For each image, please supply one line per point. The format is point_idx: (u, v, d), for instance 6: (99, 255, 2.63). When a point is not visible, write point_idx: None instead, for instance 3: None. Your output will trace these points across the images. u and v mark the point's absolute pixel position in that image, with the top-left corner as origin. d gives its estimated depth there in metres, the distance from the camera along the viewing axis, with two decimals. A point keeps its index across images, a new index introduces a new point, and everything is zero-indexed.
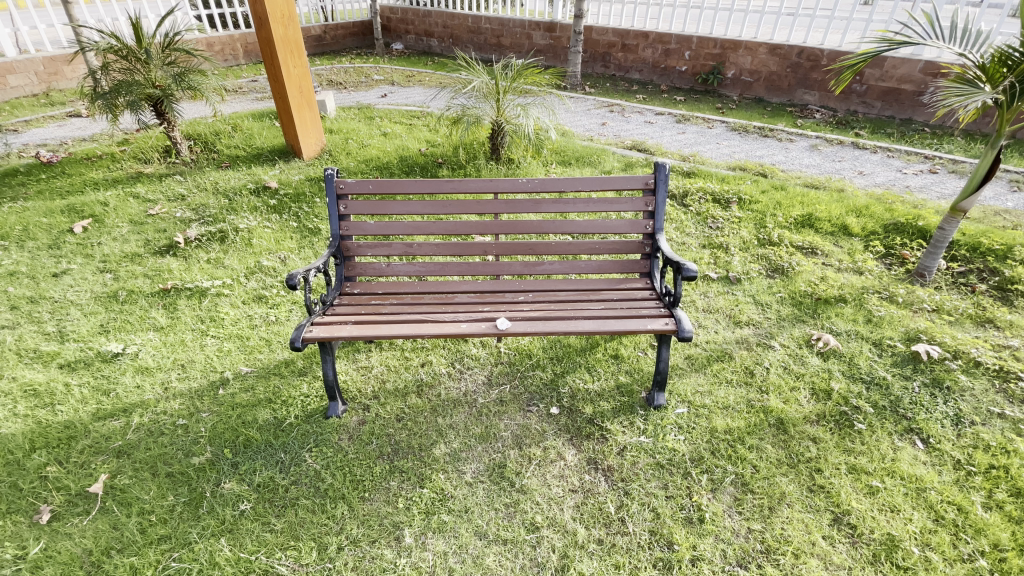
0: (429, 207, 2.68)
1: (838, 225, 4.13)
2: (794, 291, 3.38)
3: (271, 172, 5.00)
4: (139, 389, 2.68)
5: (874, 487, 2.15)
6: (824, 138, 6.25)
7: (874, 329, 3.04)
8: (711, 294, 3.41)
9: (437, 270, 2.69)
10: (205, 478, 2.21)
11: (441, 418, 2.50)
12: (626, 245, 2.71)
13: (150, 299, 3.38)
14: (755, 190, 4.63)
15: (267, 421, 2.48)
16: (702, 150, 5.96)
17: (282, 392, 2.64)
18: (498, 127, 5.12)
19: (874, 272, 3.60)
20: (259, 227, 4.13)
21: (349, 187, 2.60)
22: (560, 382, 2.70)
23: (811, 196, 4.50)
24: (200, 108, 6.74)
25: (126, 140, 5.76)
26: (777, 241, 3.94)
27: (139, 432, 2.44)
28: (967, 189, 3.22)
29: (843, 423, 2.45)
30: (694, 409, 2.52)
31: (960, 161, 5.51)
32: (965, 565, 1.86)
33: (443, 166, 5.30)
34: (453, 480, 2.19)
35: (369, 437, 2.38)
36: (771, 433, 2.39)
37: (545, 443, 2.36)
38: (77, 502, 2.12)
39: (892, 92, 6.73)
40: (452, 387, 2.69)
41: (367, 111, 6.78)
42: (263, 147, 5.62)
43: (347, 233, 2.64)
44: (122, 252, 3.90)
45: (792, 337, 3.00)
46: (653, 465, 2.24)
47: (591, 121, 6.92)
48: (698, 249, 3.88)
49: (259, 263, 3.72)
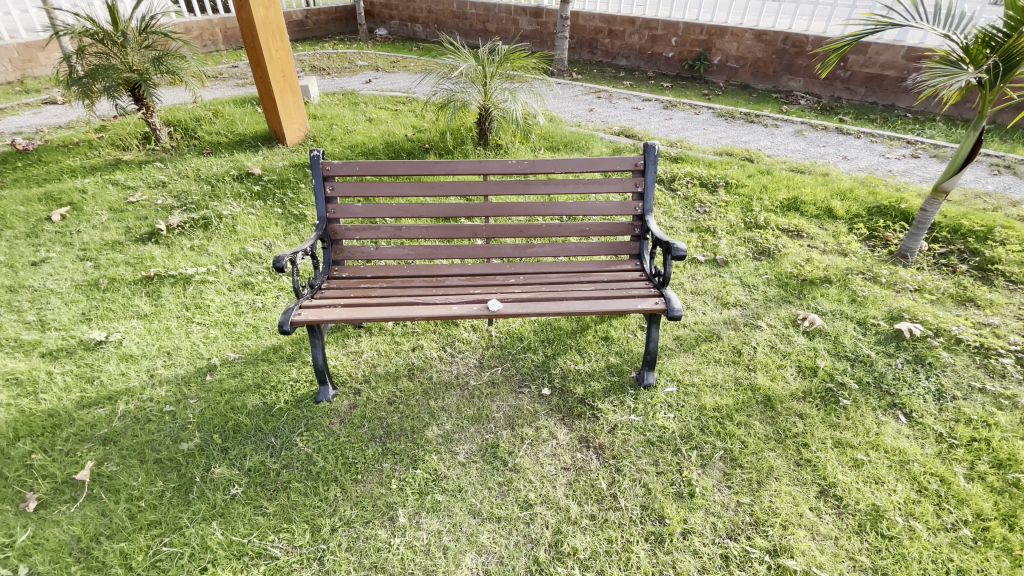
0: (418, 189, 2.65)
1: (823, 208, 4.18)
2: (781, 273, 3.42)
3: (255, 158, 4.91)
4: (124, 376, 2.64)
5: (859, 460, 2.20)
6: (809, 123, 6.30)
7: (858, 308, 3.10)
8: (699, 276, 3.44)
9: (426, 253, 2.66)
10: (195, 463, 2.18)
11: (433, 401, 2.50)
12: (615, 226, 2.71)
13: (133, 287, 3.31)
14: (741, 174, 4.66)
15: (256, 406, 2.45)
16: (689, 135, 5.98)
17: (270, 377, 2.61)
18: (485, 111, 5.08)
19: (858, 254, 3.65)
20: (243, 214, 4.06)
21: (335, 168, 2.56)
22: (551, 363, 2.71)
23: (797, 180, 4.55)
24: (179, 94, 6.57)
25: (103, 126, 5.61)
26: (763, 224, 3.98)
27: (125, 419, 2.40)
28: (948, 170, 3.27)
29: (828, 399, 2.50)
30: (683, 387, 2.55)
31: (942, 146, 5.59)
32: (948, 534, 1.92)
33: (431, 151, 5.25)
34: (446, 461, 2.20)
35: (360, 420, 2.37)
36: (759, 410, 2.43)
37: (537, 423, 2.37)
38: (63, 489, 2.09)
39: (875, 78, 6.79)
40: (443, 370, 2.68)
41: (352, 97, 6.67)
42: (246, 133, 5.51)
43: (334, 216, 2.60)
44: (103, 240, 3.82)
45: (778, 318, 3.04)
46: (644, 442, 2.27)
47: (579, 107, 6.90)
48: (686, 233, 3.91)
49: (244, 250, 3.66)
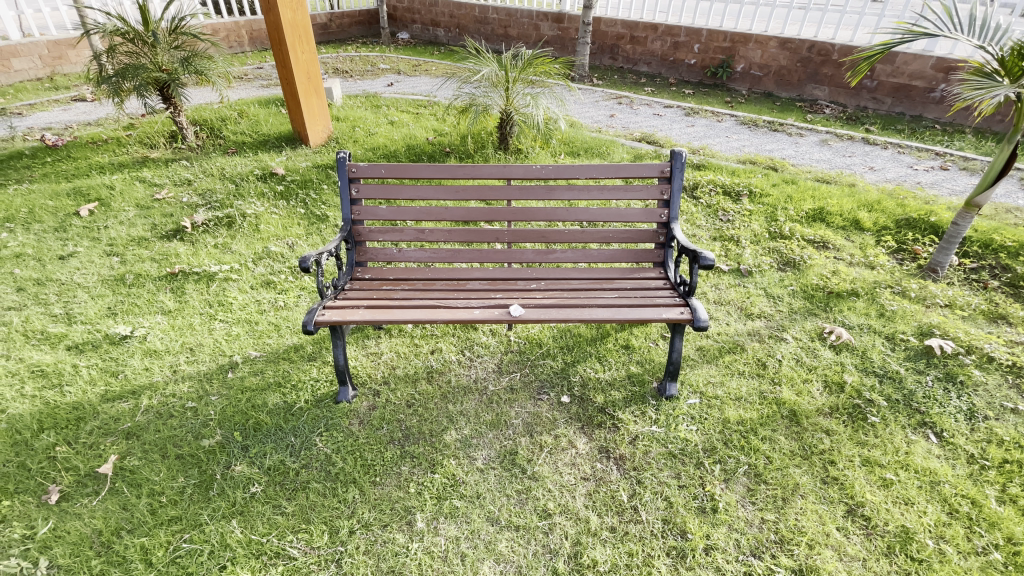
0: (442, 193, 2.65)
1: (849, 219, 4.10)
2: (806, 284, 3.36)
3: (278, 158, 4.97)
4: (147, 371, 2.67)
5: (887, 480, 2.13)
6: (835, 133, 6.21)
7: (886, 323, 3.02)
8: (722, 286, 3.39)
9: (448, 256, 2.66)
10: (215, 460, 2.20)
11: (452, 405, 2.48)
12: (639, 233, 2.68)
13: (158, 283, 3.36)
14: (765, 183, 4.60)
15: (277, 405, 2.46)
16: (712, 143, 5.92)
17: (291, 376, 2.63)
18: (506, 116, 5.08)
19: (885, 267, 3.57)
20: (266, 213, 4.11)
21: (361, 170, 2.57)
22: (572, 370, 2.68)
23: (822, 190, 4.47)
24: (206, 94, 6.69)
25: (132, 124, 5.72)
26: (788, 234, 3.91)
27: (148, 414, 2.43)
28: (981, 184, 3.18)
29: (856, 416, 2.44)
30: (706, 399, 2.51)
31: (971, 158, 5.46)
32: (980, 558, 1.85)
33: (451, 155, 5.27)
34: (464, 466, 2.18)
35: (379, 422, 2.37)
36: (784, 425, 2.37)
37: (557, 431, 2.35)
38: (86, 482, 2.12)
39: (903, 88, 6.66)
40: (462, 373, 2.67)
41: (374, 100, 6.74)
42: (270, 134, 5.59)
43: (358, 218, 2.61)
44: (129, 236, 3.88)
45: (804, 330, 2.98)
46: (665, 454, 2.23)
47: (600, 112, 6.88)
48: (708, 241, 3.86)
49: (266, 249, 3.70)
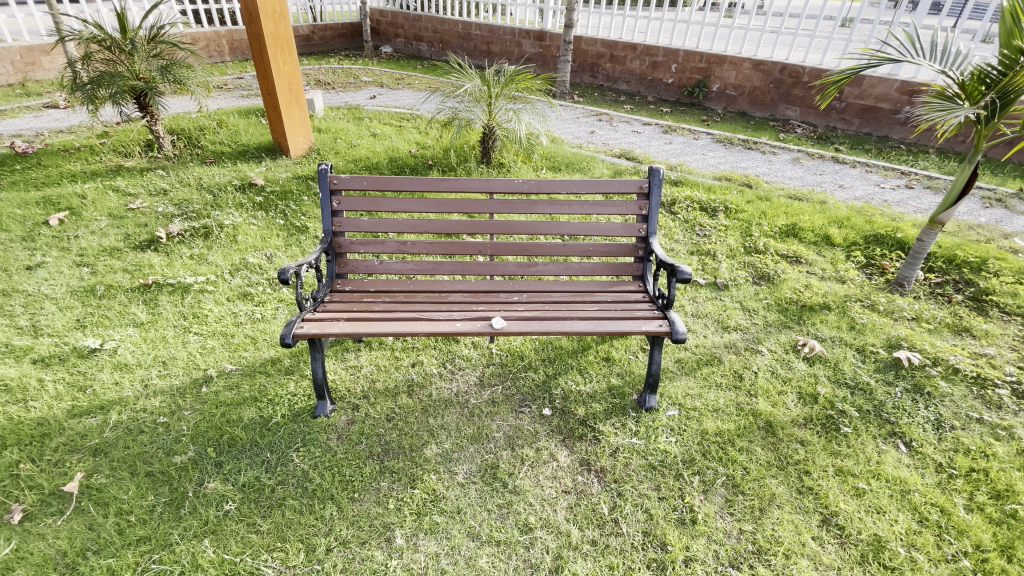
0: (424, 205, 2.65)
1: (820, 235, 4.23)
2: (780, 298, 3.44)
3: (257, 169, 4.95)
4: (117, 386, 2.59)
5: (860, 489, 2.19)
6: (806, 152, 6.42)
7: (857, 335, 3.11)
8: (699, 299, 3.45)
9: (430, 268, 2.65)
10: (187, 477, 2.13)
11: (432, 418, 2.45)
12: (619, 247, 2.72)
13: (130, 294, 3.28)
14: (740, 199, 4.73)
15: (252, 420, 2.41)
16: (689, 160, 6.07)
17: (268, 391, 2.58)
18: (489, 130, 5.14)
19: (855, 281, 3.69)
20: (244, 224, 4.05)
21: (342, 182, 2.56)
22: (553, 383, 2.68)
23: (795, 207, 4.60)
24: (184, 103, 6.60)
25: (106, 132, 5.61)
26: (762, 249, 4.02)
27: (118, 430, 2.35)
28: (945, 203, 3.32)
29: (829, 427, 2.50)
30: (685, 411, 2.54)
31: (935, 178, 5.70)
32: (950, 565, 1.90)
33: (434, 168, 5.30)
34: (444, 481, 2.16)
35: (358, 437, 2.33)
36: (760, 436, 2.42)
37: (538, 444, 2.34)
38: (51, 501, 2.04)
39: (870, 110, 6.95)
40: (443, 387, 2.64)
41: (356, 112, 6.74)
42: (250, 144, 5.55)
43: (339, 230, 2.59)
44: (101, 246, 3.79)
45: (778, 343, 3.05)
46: (645, 466, 2.25)
47: (580, 129, 7.01)
48: (686, 256, 3.94)
49: (244, 260, 3.65)
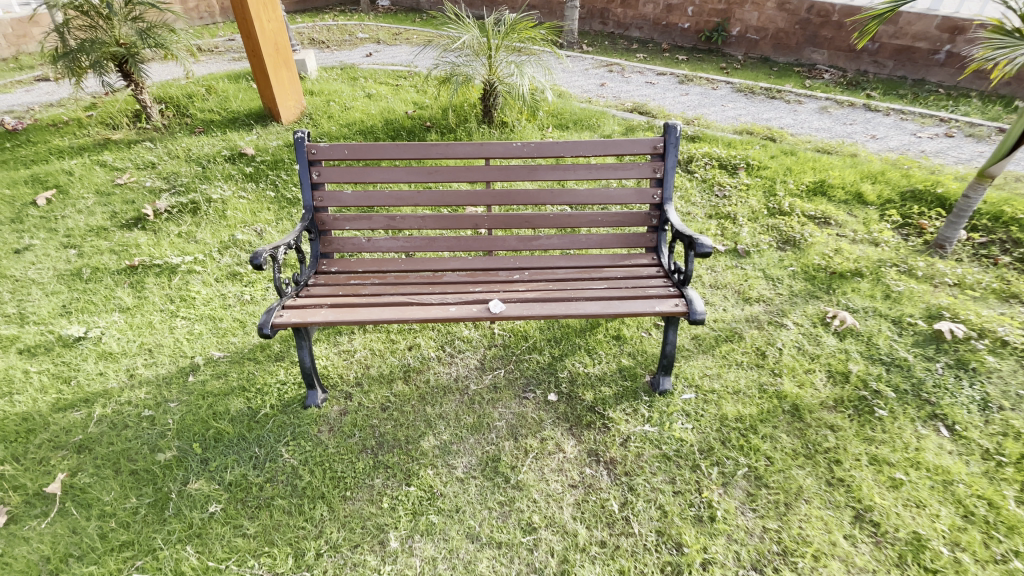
0: (413, 175, 2.40)
1: (852, 192, 3.89)
2: (807, 264, 3.17)
3: (248, 137, 4.72)
4: (101, 376, 2.45)
5: (897, 480, 2.00)
6: (834, 99, 5.93)
7: (892, 305, 2.85)
8: (719, 268, 3.19)
9: (423, 245, 2.42)
10: (171, 476, 2.01)
11: (430, 407, 2.29)
12: (630, 216, 2.45)
13: (117, 277, 3.12)
14: (763, 155, 4.38)
15: (240, 412, 2.27)
16: (707, 112, 5.65)
17: (256, 379, 2.43)
18: (490, 86, 4.79)
19: (890, 244, 3.38)
20: (234, 198, 3.84)
21: (321, 152, 2.32)
22: (559, 365, 2.49)
23: (823, 162, 4.25)
24: (171, 69, 6.29)
25: (93, 103, 5.36)
26: (788, 210, 3.70)
27: (102, 425, 2.23)
28: (995, 154, 2.97)
29: (862, 409, 2.28)
30: (703, 394, 2.34)
31: (977, 124, 5.21)
32: (999, 567, 1.72)
33: (432, 130, 4.99)
34: (442, 476, 2.01)
35: (351, 429, 2.18)
36: (785, 421, 2.22)
37: (542, 434, 2.18)
38: (34, 503, 1.93)
39: (906, 50, 6.37)
40: (441, 372, 2.46)
41: (351, 72, 6.39)
42: (240, 111, 5.27)
43: (321, 205, 2.37)
44: (87, 225, 3.62)
45: (805, 315, 2.80)
46: (659, 456, 2.08)
47: (589, 81, 6.57)
48: (704, 220, 3.65)
49: (233, 237, 3.46)
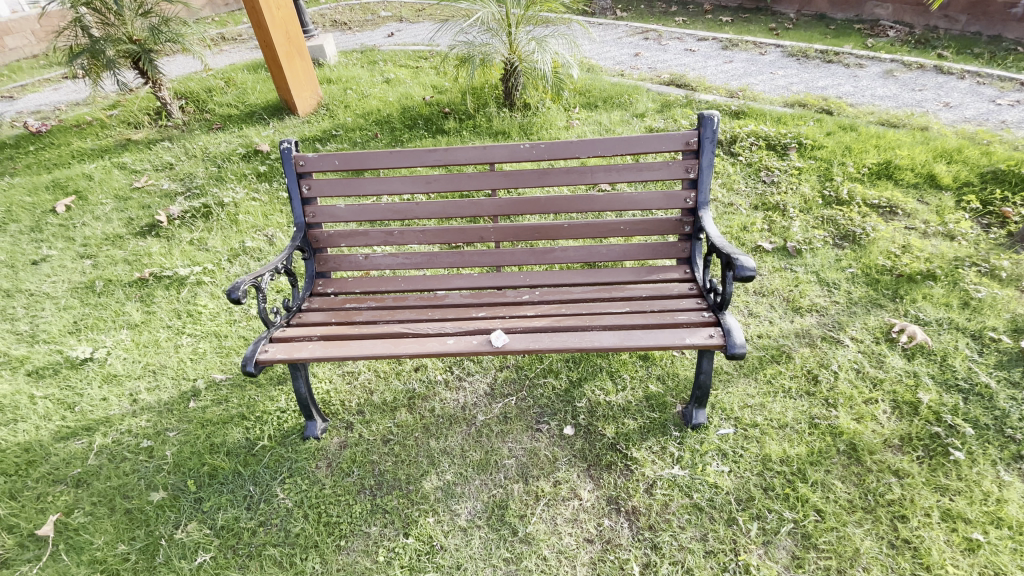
0: (410, 185, 2.16)
1: (923, 174, 3.37)
2: (869, 265, 2.75)
3: (264, 132, 4.59)
4: (105, 403, 2.41)
5: (973, 542, 1.65)
6: (902, 61, 5.24)
7: (972, 316, 2.41)
8: (764, 271, 2.83)
9: (425, 262, 2.20)
10: (163, 519, 1.92)
11: (434, 440, 2.10)
12: (657, 224, 2.14)
13: (128, 290, 3.08)
14: (818, 131, 3.88)
15: (237, 444, 2.16)
16: (753, 81, 5.11)
17: (257, 406, 2.31)
18: (510, 66, 4.45)
19: (968, 237, 2.89)
20: (246, 200, 3.73)
21: (311, 163, 2.12)
22: (577, 393, 2.25)
23: (889, 138, 3.72)
24: (190, 61, 6.24)
25: (116, 102, 5.37)
26: (846, 198, 3.24)
27: (101, 457, 2.18)
28: None
29: (933, 450, 1.92)
30: (743, 429, 2.06)
31: None
32: None
33: (450, 116, 4.71)
34: (443, 526, 1.82)
35: (349, 466, 2.03)
36: (841, 464, 1.91)
37: (556, 476, 1.95)
38: (27, 546, 1.88)
39: (980, 2, 5.56)
40: (448, 399, 2.27)
41: (371, 55, 6.15)
42: (258, 105, 5.15)
43: (314, 221, 2.18)
44: (104, 233, 3.60)
45: (866, 329, 2.43)
46: (689, 507, 1.83)
47: (622, 52, 6.08)
48: (748, 212, 3.25)
49: (243, 244, 3.35)
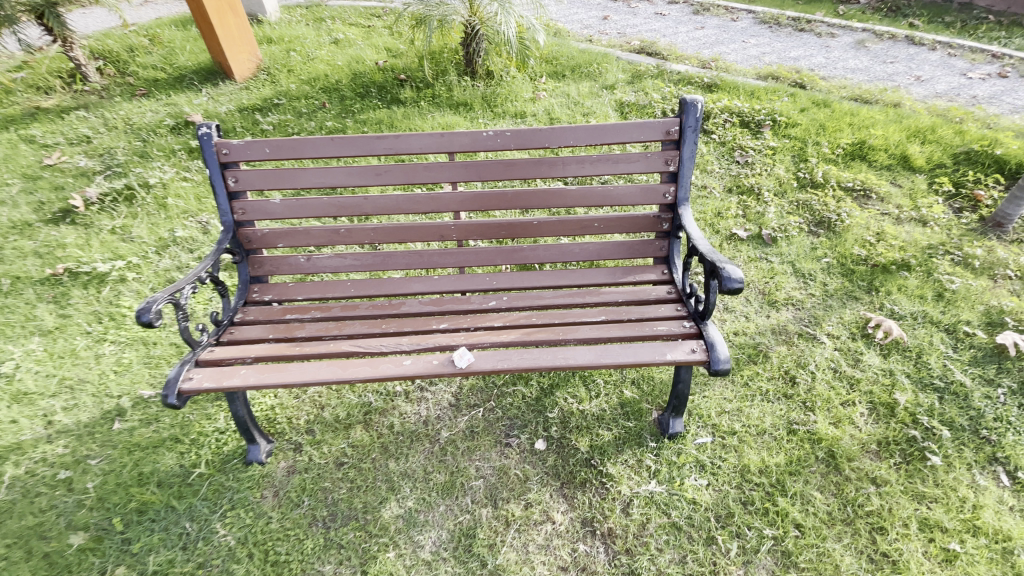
0: (357, 177, 1.89)
1: (896, 155, 3.31)
2: (845, 255, 2.68)
3: (196, 101, 4.10)
4: (13, 426, 2.10)
5: (951, 553, 1.62)
6: (872, 30, 5.14)
7: (946, 309, 2.38)
8: (739, 261, 2.71)
9: (377, 264, 1.96)
10: (86, 566, 1.69)
11: (394, 461, 1.93)
12: (633, 221, 1.96)
13: (39, 289, 2.70)
14: (791, 108, 3.75)
15: (171, 473, 1.92)
16: (725, 50, 4.91)
17: (192, 427, 2.07)
18: (471, 29, 4.09)
19: (940, 222, 2.85)
20: (176, 181, 3.33)
21: (237, 151, 1.81)
22: (548, 402, 2.11)
23: (863, 115, 3.63)
24: (105, 15, 5.52)
25: (19, 61, 4.70)
26: (821, 180, 3.15)
27: (11, 492, 1.89)
28: None
29: (910, 455, 1.88)
30: (720, 438, 1.97)
31: None
32: None
33: (407, 84, 4.32)
34: (406, 560, 1.67)
35: (298, 495, 1.83)
36: (820, 474, 1.85)
37: (527, 497, 1.82)
38: None
39: None
40: (408, 413, 2.09)
41: (317, 12, 5.59)
42: (188, 68, 4.61)
43: (245, 218, 1.89)
44: (8, 220, 3.14)
45: (842, 323, 2.36)
46: (667, 527, 1.73)
47: (590, 14, 5.74)
48: (723, 195, 3.12)
49: (174, 233, 2.98)
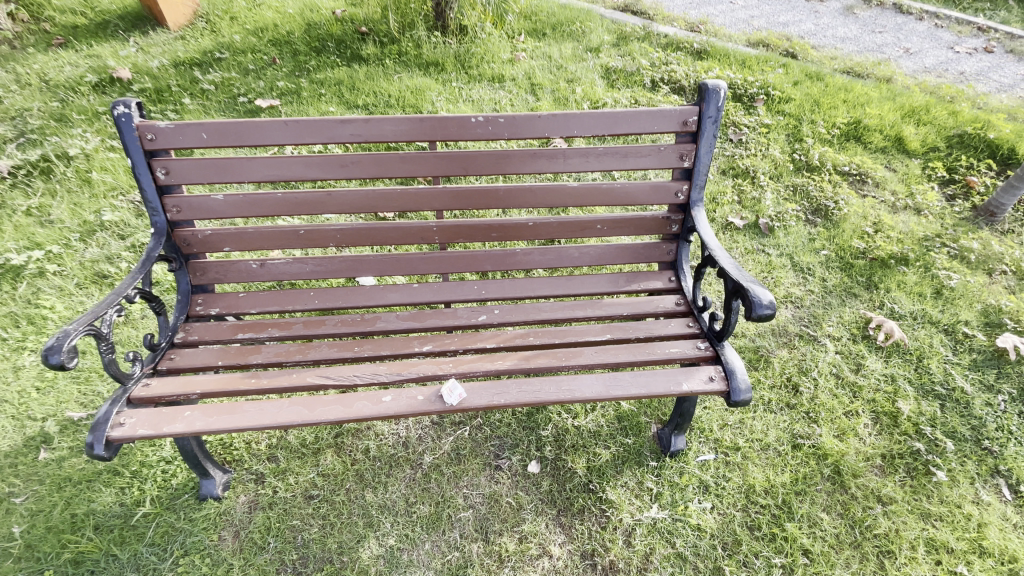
0: (319, 168, 1.58)
1: (890, 136, 3.18)
2: (843, 247, 2.57)
3: (122, 52, 3.53)
4: None
5: None
6: None
7: (944, 307, 2.32)
8: (736, 253, 2.56)
9: (345, 271, 1.69)
10: None
11: (372, 491, 1.73)
12: (639, 222, 1.74)
13: None
14: (785, 80, 3.54)
15: (111, 513, 1.66)
16: (712, 12, 4.61)
17: (134, 455, 1.79)
18: None
19: (935, 211, 2.77)
20: (102, 151, 2.87)
21: (166, 137, 1.46)
22: (540, 418, 1.95)
23: (857, 91, 3.48)
24: None
25: None
26: (817, 163, 2.99)
27: None
28: None
29: (915, 470, 1.82)
30: (724, 455, 1.86)
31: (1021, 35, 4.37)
32: None
33: (369, 37, 3.84)
34: None
35: (263, 536, 1.61)
36: (825, 492, 1.77)
37: (521, 528, 1.66)
38: None
39: None
40: (386, 433, 1.88)
41: None
42: (114, 14, 3.99)
43: (180, 218, 1.56)
44: None
45: (842, 323, 2.26)
46: (672, 558, 1.61)
47: None
48: (717, 178, 2.93)
49: (100, 215, 2.57)
